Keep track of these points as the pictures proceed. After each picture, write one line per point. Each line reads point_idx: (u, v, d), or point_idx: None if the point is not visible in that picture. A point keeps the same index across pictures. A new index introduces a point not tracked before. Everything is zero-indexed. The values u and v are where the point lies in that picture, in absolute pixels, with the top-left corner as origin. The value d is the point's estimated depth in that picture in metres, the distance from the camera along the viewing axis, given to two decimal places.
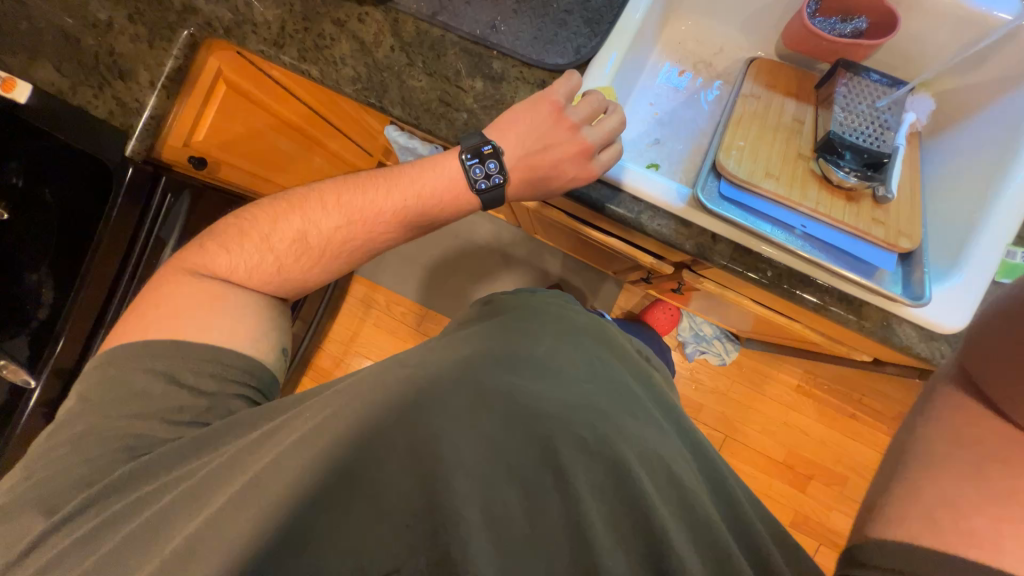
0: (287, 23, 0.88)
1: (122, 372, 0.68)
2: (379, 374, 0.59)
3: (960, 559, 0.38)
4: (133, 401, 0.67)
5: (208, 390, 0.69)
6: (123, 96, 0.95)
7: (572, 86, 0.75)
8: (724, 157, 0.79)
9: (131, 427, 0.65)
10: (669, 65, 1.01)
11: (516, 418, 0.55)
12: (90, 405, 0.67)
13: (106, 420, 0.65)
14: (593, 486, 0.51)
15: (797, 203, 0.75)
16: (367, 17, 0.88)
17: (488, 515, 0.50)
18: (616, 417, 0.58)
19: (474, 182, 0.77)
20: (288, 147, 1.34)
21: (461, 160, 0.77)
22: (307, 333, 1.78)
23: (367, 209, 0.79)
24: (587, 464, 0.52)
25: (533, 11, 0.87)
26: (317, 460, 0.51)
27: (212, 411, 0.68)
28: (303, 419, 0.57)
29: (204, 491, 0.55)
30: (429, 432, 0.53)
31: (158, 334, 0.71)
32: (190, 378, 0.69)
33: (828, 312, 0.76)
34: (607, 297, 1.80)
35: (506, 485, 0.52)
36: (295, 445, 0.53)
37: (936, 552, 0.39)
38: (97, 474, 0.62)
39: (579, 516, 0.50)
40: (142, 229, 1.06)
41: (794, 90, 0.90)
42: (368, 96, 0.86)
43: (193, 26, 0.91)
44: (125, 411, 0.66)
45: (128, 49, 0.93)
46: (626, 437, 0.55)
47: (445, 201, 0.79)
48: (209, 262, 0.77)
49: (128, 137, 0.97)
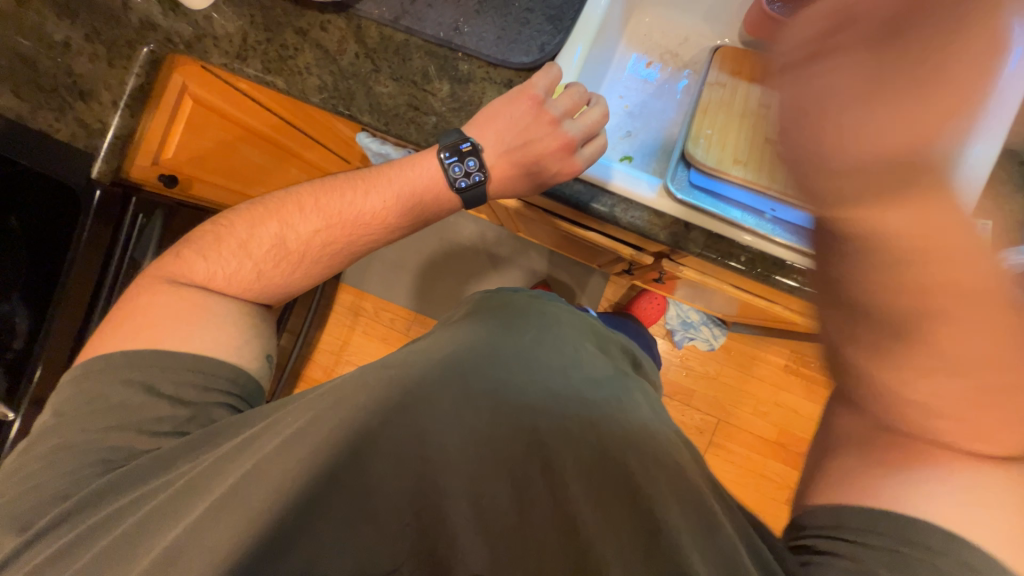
0: (248, 34, 0.87)
1: (100, 385, 0.67)
2: (360, 380, 0.59)
3: (875, 518, 0.47)
4: (111, 413, 0.65)
5: (190, 399, 0.68)
6: (86, 117, 0.93)
7: (552, 78, 0.74)
8: (692, 146, 0.80)
9: (107, 438, 0.64)
10: (637, 57, 1.02)
11: (506, 413, 0.55)
12: (65, 419, 0.66)
13: (80, 436, 0.64)
14: (589, 473, 0.51)
15: (766, 188, 0.76)
16: (330, 25, 0.87)
17: (481, 514, 0.50)
18: (602, 407, 0.58)
19: (454, 180, 0.77)
20: (262, 159, 1.33)
21: (439, 158, 0.76)
22: (296, 344, 1.76)
23: (347, 211, 0.78)
24: (580, 453, 0.53)
25: (495, 11, 0.86)
26: (296, 470, 0.51)
27: (194, 420, 0.68)
28: (286, 425, 0.57)
29: (183, 502, 0.54)
30: (415, 435, 0.53)
31: (136, 343, 0.70)
32: (170, 388, 0.68)
33: (801, 294, 0.77)
34: (594, 291, 1.81)
35: (495, 483, 0.51)
36: (275, 452, 0.53)
37: (858, 514, 0.47)
38: (71, 487, 0.61)
39: (574, 504, 0.50)
40: (119, 248, 1.06)
41: (759, 76, 0.91)
42: (337, 105, 0.86)
43: (153, 43, 0.89)
44: (103, 424, 0.65)
45: (87, 69, 0.91)
46: (617, 423, 0.56)
47: (426, 198, 0.79)
48: (180, 278, 0.76)
49: (93, 158, 0.95)
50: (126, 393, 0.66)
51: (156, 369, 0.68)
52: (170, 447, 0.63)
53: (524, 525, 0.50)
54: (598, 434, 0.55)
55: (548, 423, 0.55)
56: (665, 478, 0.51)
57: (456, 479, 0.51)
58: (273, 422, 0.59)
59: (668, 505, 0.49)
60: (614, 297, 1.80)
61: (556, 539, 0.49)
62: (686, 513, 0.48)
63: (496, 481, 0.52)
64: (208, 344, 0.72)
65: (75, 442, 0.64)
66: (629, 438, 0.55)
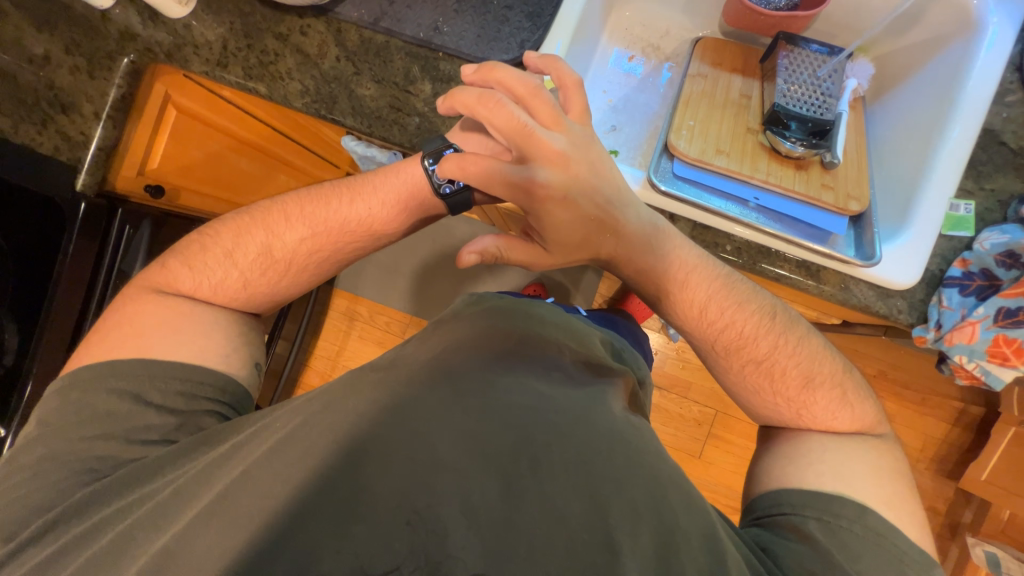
0: (228, 41, 0.87)
1: (84, 397, 0.66)
2: (348, 383, 0.59)
3: (797, 494, 0.65)
4: (96, 426, 0.65)
5: (176, 408, 0.67)
6: (68, 130, 0.93)
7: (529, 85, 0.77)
8: (674, 137, 0.80)
9: (93, 452, 0.63)
10: (618, 51, 1.02)
11: (505, 417, 0.55)
12: (47, 434, 0.65)
13: (66, 451, 0.63)
14: (582, 479, 0.53)
15: (749, 176, 0.78)
16: (310, 29, 0.87)
17: (481, 514, 0.49)
18: (588, 405, 0.60)
19: (438, 186, 0.76)
20: (250, 167, 1.33)
21: (423, 165, 0.77)
22: (291, 351, 1.76)
23: (331, 219, 0.79)
24: (573, 458, 0.54)
25: (474, 10, 0.87)
26: (284, 475, 0.51)
27: (180, 429, 0.67)
28: (274, 431, 0.57)
29: (169, 512, 0.54)
30: (405, 433, 0.53)
31: (121, 354, 0.69)
32: (157, 396, 0.67)
33: (788, 281, 0.77)
34: (589, 287, 1.82)
35: (486, 479, 0.51)
36: (263, 460, 0.53)
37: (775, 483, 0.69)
38: (55, 501, 0.60)
39: (568, 508, 0.51)
40: (106, 261, 1.05)
41: (740, 66, 0.91)
42: (319, 109, 0.85)
43: (133, 53, 0.89)
44: (88, 437, 0.64)
45: (68, 82, 0.91)
46: (607, 429, 0.58)
47: (408, 206, 0.79)
48: (167, 288, 0.76)
49: (77, 171, 0.95)
50: (112, 404, 0.66)
51: (143, 379, 0.68)
52: (156, 455, 0.63)
53: (525, 526, 0.49)
54: (592, 440, 0.56)
55: (542, 425, 0.56)
56: (647, 488, 0.55)
57: (455, 477, 0.50)
58: (258, 428, 0.59)
59: (648, 513, 0.53)
60: (608, 293, 1.81)
61: (554, 540, 0.49)
62: (664, 521, 0.53)
63: (495, 481, 0.51)
64: (194, 352, 0.71)
65: (61, 456, 0.63)
66: (619, 446, 0.57)
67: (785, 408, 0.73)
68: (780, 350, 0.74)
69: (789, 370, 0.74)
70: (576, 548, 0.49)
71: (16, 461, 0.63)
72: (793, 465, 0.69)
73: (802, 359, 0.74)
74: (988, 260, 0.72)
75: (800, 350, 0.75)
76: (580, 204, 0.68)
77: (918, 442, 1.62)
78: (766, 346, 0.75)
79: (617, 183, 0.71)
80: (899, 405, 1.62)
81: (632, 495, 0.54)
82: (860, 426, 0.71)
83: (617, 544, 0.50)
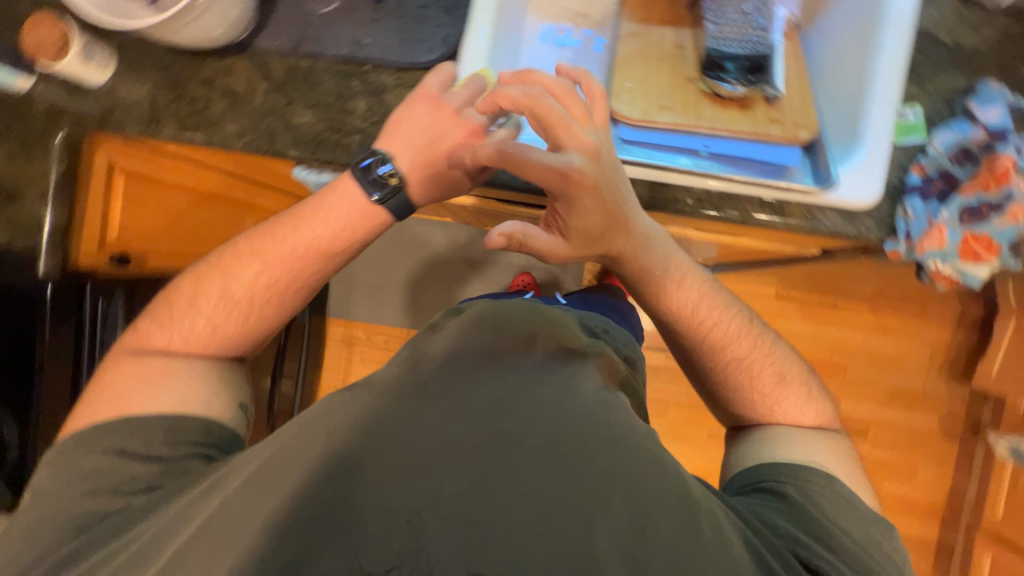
0: (157, 97, 0.86)
1: (67, 462, 0.66)
2: (327, 404, 0.60)
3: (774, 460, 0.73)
4: (80, 487, 0.65)
5: (162, 454, 0.68)
6: (20, 218, 0.91)
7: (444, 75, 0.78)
8: (615, 102, 0.80)
9: (77, 515, 0.63)
10: (548, 26, 1.00)
11: (487, 413, 0.56)
12: (34, 503, 0.65)
13: (52, 521, 0.63)
14: (566, 462, 0.53)
15: (695, 126, 0.78)
16: (234, 67, 0.85)
17: (466, 513, 0.48)
18: (548, 398, 0.59)
19: (372, 192, 0.77)
20: (216, 217, 1.31)
21: (354, 176, 0.77)
22: (294, 389, 1.76)
23: (281, 248, 0.78)
24: (558, 442, 0.55)
25: (392, 16, 0.86)
26: (266, 497, 0.51)
27: (167, 474, 0.67)
28: (257, 460, 0.56)
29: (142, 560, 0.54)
30: (374, 450, 0.52)
31: (102, 413, 0.70)
32: (140, 448, 0.68)
33: (753, 221, 0.76)
34: (576, 267, 1.82)
35: (458, 482, 0.50)
36: (241, 487, 0.53)
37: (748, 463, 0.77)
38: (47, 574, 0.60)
39: (554, 491, 0.51)
40: (85, 337, 1.07)
41: (668, 16, 0.90)
42: (260, 145, 0.84)
43: (65, 126, 0.87)
44: (71, 508, 0.64)
45: (9, 169, 0.90)
46: (590, 409, 0.59)
47: (354, 222, 0.78)
48: (140, 344, 0.76)
49: (37, 257, 0.94)
50: (94, 462, 0.66)
51: (124, 432, 0.68)
52: (147, 500, 0.64)
53: (511, 518, 0.49)
54: (574, 422, 0.57)
55: (525, 415, 0.56)
56: (630, 467, 0.55)
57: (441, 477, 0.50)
58: (240, 464, 0.57)
59: (633, 491, 0.53)
60: (596, 270, 1.80)
61: (541, 529, 0.49)
62: (649, 499, 0.54)
63: (480, 477, 0.50)
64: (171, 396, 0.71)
65: (48, 527, 0.63)
66: (601, 427, 0.57)
67: (759, 403, 0.79)
68: (758, 352, 0.80)
69: (763, 367, 0.80)
70: (563, 532, 0.49)
71: (12, 541, 0.63)
72: (765, 447, 0.76)
73: (777, 358, 0.81)
74: (944, 162, 0.74)
75: (773, 356, 0.81)
76: (606, 198, 0.67)
77: (928, 360, 1.62)
78: (747, 347, 0.80)
79: (630, 190, 0.71)
80: (901, 327, 1.63)
81: (616, 476, 0.54)
82: (823, 420, 0.78)
83: (603, 526, 0.50)
